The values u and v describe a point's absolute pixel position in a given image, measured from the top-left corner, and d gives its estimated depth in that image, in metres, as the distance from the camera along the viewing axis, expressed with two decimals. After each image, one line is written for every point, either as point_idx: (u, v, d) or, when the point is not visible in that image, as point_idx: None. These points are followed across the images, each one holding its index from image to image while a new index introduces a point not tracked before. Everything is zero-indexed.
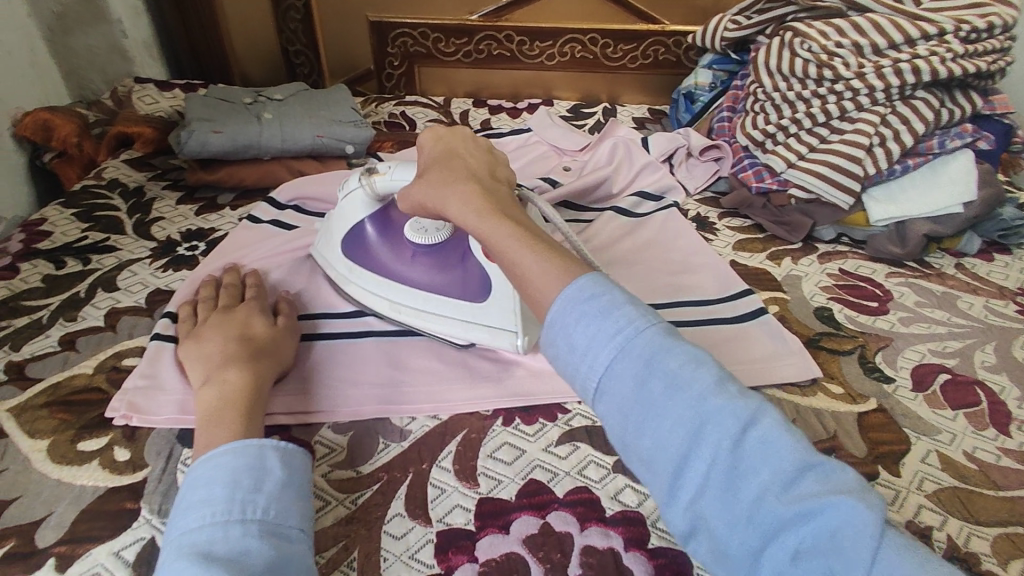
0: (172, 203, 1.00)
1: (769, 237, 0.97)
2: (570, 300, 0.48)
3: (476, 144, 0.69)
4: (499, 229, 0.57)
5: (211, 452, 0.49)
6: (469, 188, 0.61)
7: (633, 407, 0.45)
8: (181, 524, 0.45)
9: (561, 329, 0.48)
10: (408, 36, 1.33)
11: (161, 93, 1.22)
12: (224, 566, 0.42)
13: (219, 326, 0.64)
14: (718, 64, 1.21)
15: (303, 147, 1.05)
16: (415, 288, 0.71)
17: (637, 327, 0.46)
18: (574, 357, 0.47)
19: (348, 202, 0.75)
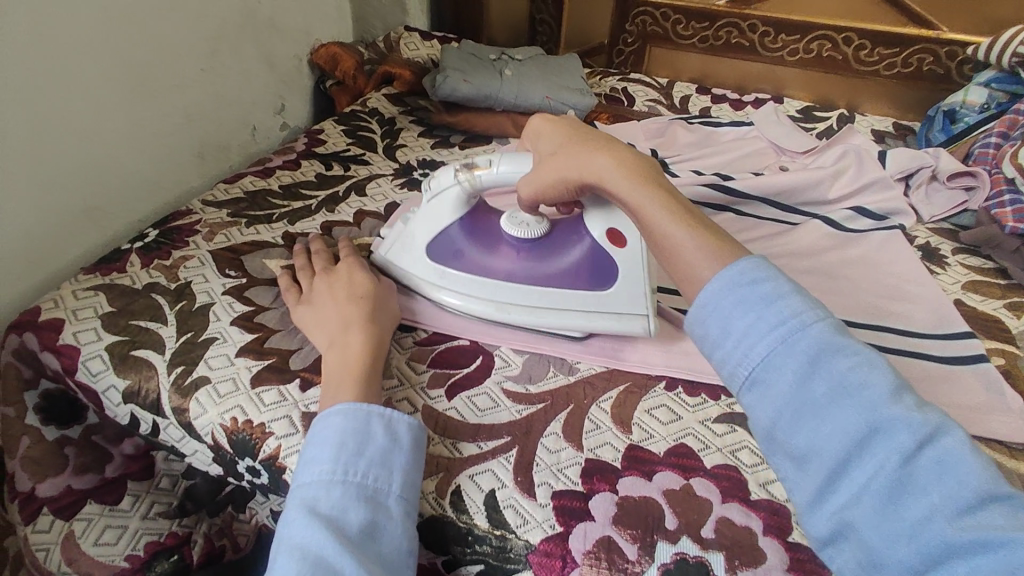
0: (415, 134, 1.16)
1: (1014, 285, 0.84)
2: (728, 284, 0.49)
3: (608, 123, 0.69)
4: (655, 198, 0.57)
5: (324, 414, 0.55)
6: (616, 159, 0.61)
7: (791, 400, 0.45)
8: (297, 478, 0.52)
9: (719, 311, 0.48)
10: (648, 15, 1.36)
11: (423, 42, 1.41)
12: (327, 523, 0.48)
13: (326, 290, 0.69)
14: (998, 83, 1.06)
15: (531, 106, 1.15)
16: (532, 284, 0.70)
17: (803, 320, 0.46)
18: (729, 341, 0.47)
19: (433, 203, 0.73)
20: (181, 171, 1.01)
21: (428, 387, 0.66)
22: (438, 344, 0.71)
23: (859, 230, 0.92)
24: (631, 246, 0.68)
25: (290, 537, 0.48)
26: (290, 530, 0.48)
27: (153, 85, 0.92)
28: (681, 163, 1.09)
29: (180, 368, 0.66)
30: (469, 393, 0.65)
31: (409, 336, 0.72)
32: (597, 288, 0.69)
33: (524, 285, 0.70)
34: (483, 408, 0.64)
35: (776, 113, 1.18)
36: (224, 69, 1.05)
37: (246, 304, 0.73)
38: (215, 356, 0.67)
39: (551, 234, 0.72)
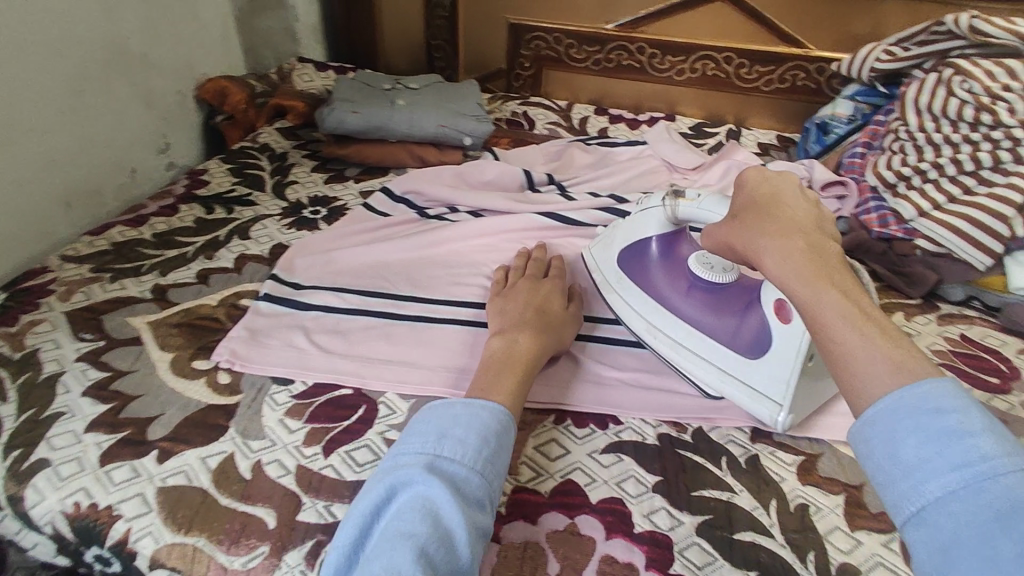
0: (307, 170, 1.12)
1: (885, 287, 0.89)
2: (902, 405, 0.39)
3: (805, 196, 0.55)
4: (830, 298, 0.44)
5: (473, 401, 0.55)
6: (796, 239, 0.49)
7: (960, 551, 0.34)
8: (427, 445, 0.51)
9: (885, 436, 0.39)
10: (541, 39, 1.37)
11: (317, 74, 1.37)
12: (447, 482, 0.49)
13: (527, 289, 0.73)
14: (862, 96, 1.13)
15: (425, 135, 1.12)
16: (684, 320, 0.69)
17: (996, 464, 0.35)
18: (894, 472, 0.38)
19: (639, 217, 0.77)
20: (49, 219, 0.93)
21: (303, 444, 0.61)
22: (318, 397, 0.67)
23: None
24: (794, 328, 0.60)
25: (425, 494, 0.48)
26: (426, 489, 0.48)
27: (4, 135, 0.85)
28: (578, 186, 1.10)
29: (17, 451, 0.59)
30: (347, 448, 0.61)
31: (285, 390, 0.67)
32: (744, 356, 0.64)
33: (680, 318, 0.70)
34: (362, 463, 0.60)
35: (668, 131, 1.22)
36: (90, 111, 0.98)
37: (102, 370, 0.67)
38: (59, 435, 0.60)
39: (732, 288, 0.70)
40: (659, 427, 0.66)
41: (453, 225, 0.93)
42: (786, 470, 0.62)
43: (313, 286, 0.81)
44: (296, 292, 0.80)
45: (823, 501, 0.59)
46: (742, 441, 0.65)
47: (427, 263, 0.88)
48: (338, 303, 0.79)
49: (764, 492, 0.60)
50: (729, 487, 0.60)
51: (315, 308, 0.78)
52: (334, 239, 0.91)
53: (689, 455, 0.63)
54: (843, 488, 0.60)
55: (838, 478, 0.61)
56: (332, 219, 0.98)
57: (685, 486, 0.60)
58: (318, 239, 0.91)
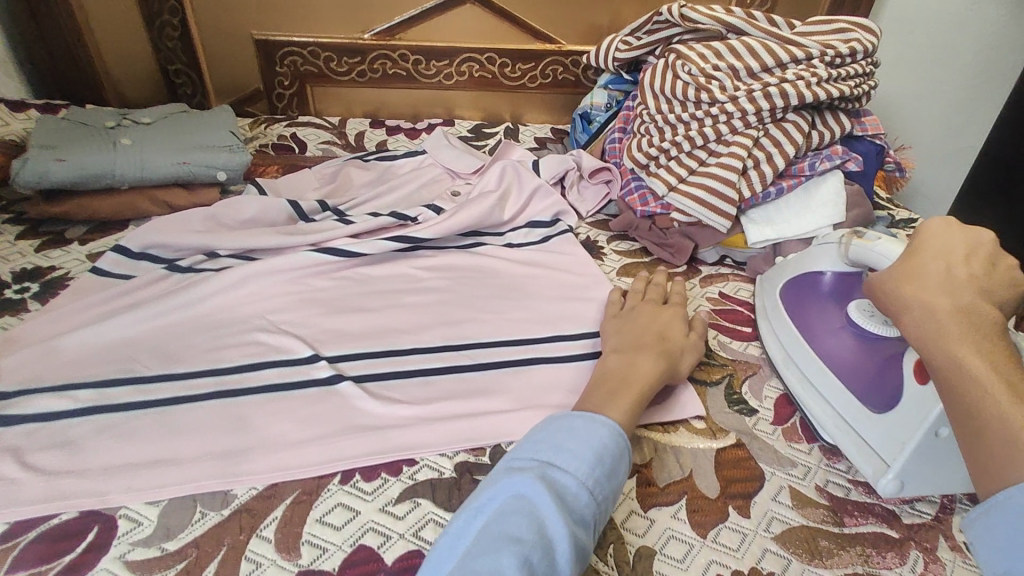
0: (11, 238, 0.90)
1: (655, 260, 0.96)
2: (1011, 503, 0.43)
3: (982, 254, 0.55)
4: (975, 369, 0.48)
5: (598, 419, 0.54)
6: (941, 300, 0.52)
7: None
8: (546, 454, 0.51)
9: (1006, 525, 0.43)
10: (297, 54, 1.26)
11: (13, 115, 1.10)
12: (561, 502, 0.48)
13: (645, 316, 0.72)
14: (613, 84, 1.21)
15: (167, 175, 0.97)
16: (817, 357, 0.68)
17: None
18: (1018, 563, 0.43)
19: (814, 251, 0.76)
20: None
21: None
22: (27, 533, 0.53)
23: (539, 241, 0.97)
24: (928, 389, 0.57)
25: (518, 492, 0.48)
26: (519, 488, 0.48)
27: None
28: (358, 208, 1.04)
29: None
30: None
31: None
32: (868, 407, 0.62)
33: (813, 354, 0.69)
34: None
35: (446, 138, 1.19)
36: None
37: None
38: None
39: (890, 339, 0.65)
40: (456, 456, 0.62)
41: (207, 278, 0.81)
42: None
43: (15, 391, 0.65)
44: None
45: (618, 488, 0.60)
46: None
47: (175, 327, 0.75)
48: (52, 404, 0.63)
49: None
50: None
51: (18, 418, 0.62)
52: (48, 322, 0.74)
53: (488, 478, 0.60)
54: (635, 470, 0.62)
55: (630, 461, 0.63)
56: (47, 294, 0.80)
57: None
58: (26, 329, 0.72)
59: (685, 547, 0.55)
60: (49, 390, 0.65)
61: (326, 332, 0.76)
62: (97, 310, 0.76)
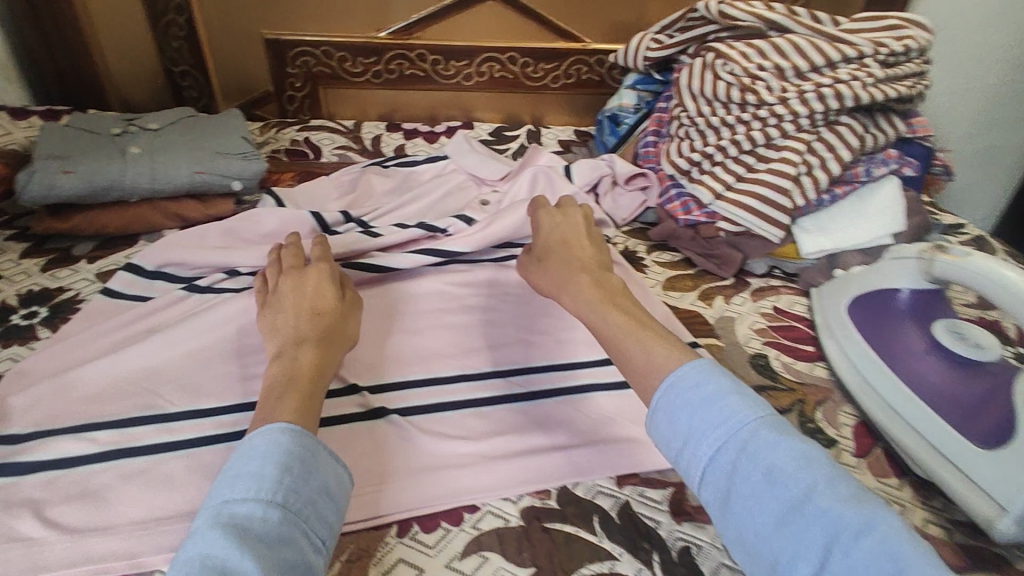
0: (14, 256, 0.83)
1: (700, 272, 0.91)
2: (676, 389, 0.50)
3: (586, 241, 0.73)
4: (614, 321, 0.60)
5: (270, 427, 0.48)
6: (568, 275, 0.69)
7: (733, 494, 0.45)
8: (225, 491, 0.44)
9: (672, 410, 0.49)
10: (309, 54, 1.19)
11: (14, 122, 1.04)
12: (256, 546, 0.41)
13: (555, 245, 0.73)
14: (641, 84, 1.16)
15: (179, 187, 0.90)
16: (904, 383, 0.65)
17: (747, 416, 0.47)
18: (677, 442, 0.49)
19: (889, 266, 0.73)
20: None
21: None
22: None
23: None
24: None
25: (205, 552, 0.40)
26: (207, 545, 0.40)
27: None
28: (382, 218, 0.97)
29: None
30: None
31: None
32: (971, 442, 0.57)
33: (898, 379, 0.65)
34: None
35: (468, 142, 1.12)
36: None
37: None
38: None
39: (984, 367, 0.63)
40: (521, 500, 0.57)
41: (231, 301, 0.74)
42: (658, 512, 0.57)
43: (30, 434, 0.59)
44: (4, 449, 0.57)
45: (701, 536, 0.55)
46: (609, 489, 0.59)
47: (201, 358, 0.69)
48: (73, 449, 0.57)
49: (643, 547, 0.53)
50: (608, 553, 0.53)
51: (38, 467, 0.56)
52: (61, 353, 0.67)
53: (558, 526, 0.55)
54: None
55: None
56: (57, 320, 0.73)
57: (562, 570, 0.51)
58: (39, 361, 0.66)
59: None
60: (69, 433, 0.59)
61: (364, 359, 0.71)
62: (114, 338, 0.70)
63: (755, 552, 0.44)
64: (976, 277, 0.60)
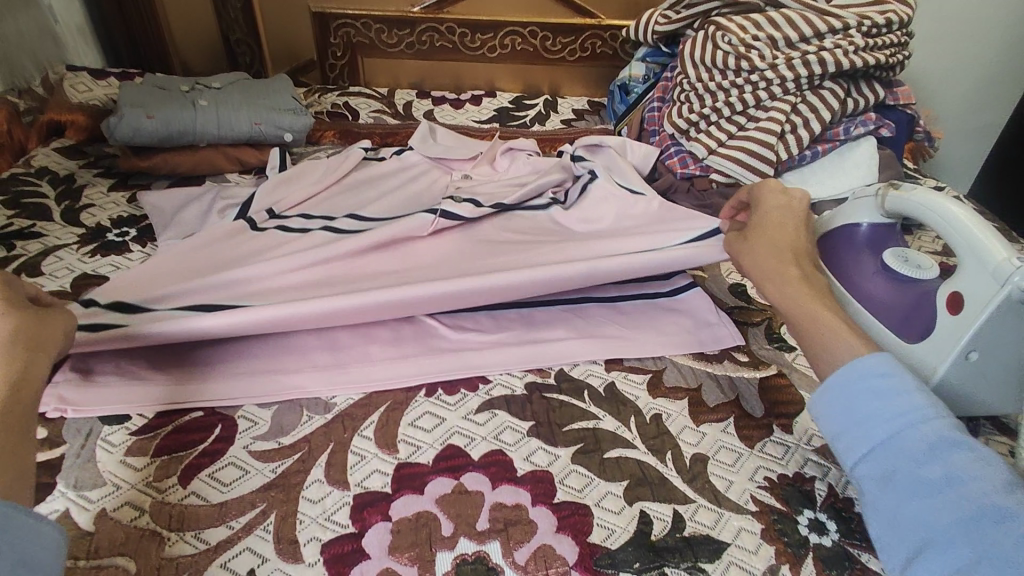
0: (103, 190, 0.98)
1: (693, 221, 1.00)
2: (858, 373, 0.51)
3: (796, 231, 0.65)
4: (817, 319, 0.56)
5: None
6: (784, 278, 0.60)
7: (900, 476, 0.46)
8: None
9: (845, 391, 0.51)
10: (350, 26, 1.32)
11: (95, 81, 1.19)
12: None
13: (769, 236, 0.65)
14: (651, 57, 1.27)
15: (240, 136, 1.05)
16: (854, 300, 0.73)
17: (930, 412, 0.47)
18: (847, 422, 0.51)
19: (852, 205, 0.80)
20: None
21: (155, 480, 0.56)
22: (165, 426, 0.61)
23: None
24: (960, 319, 0.62)
25: None
26: None
27: None
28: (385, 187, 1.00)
29: None
30: (210, 471, 0.58)
31: (121, 429, 0.60)
32: (903, 337, 0.67)
33: (851, 297, 0.74)
34: (228, 482, 0.57)
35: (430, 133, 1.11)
36: None
37: None
38: None
39: (926, 285, 0.70)
40: (525, 377, 0.70)
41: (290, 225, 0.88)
42: (638, 389, 0.69)
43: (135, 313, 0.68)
44: None
45: (672, 407, 0.67)
46: (599, 372, 0.71)
47: None
48: None
49: (624, 412, 0.66)
50: (594, 415, 0.66)
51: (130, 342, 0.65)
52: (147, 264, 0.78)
53: (555, 396, 0.68)
54: (686, 393, 0.69)
55: (681, 386, 0.70)
56: (145, 238, 0.87)
57: (556, 424, 0.64)
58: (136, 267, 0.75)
59: (735, 454, 0.62)
60: None
61: None
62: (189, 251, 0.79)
63: (899, 531, 0.45)
64: (917, 208, 0.69)
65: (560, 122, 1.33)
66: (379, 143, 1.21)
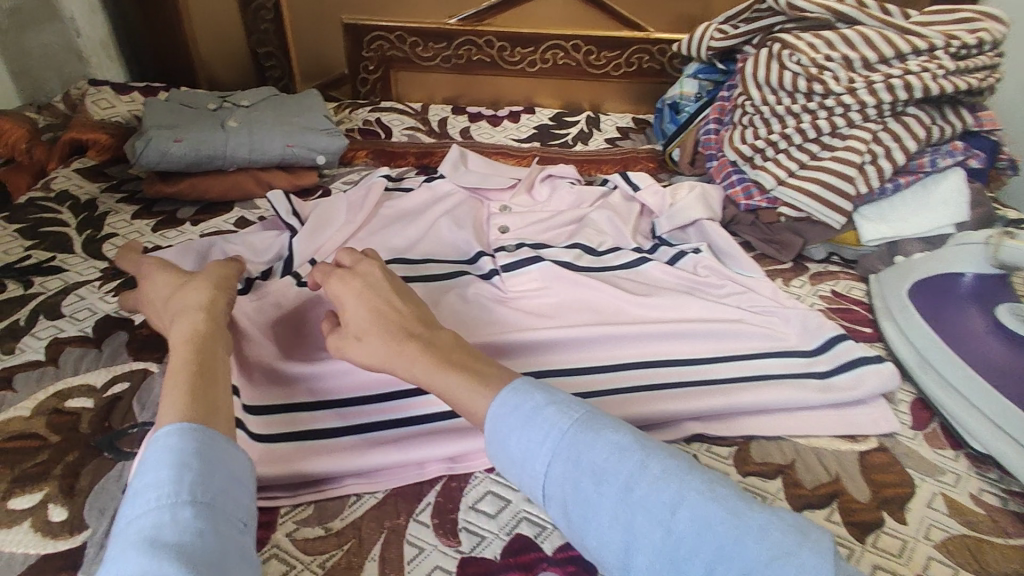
0: (127, 217, 0.92)
1: (759, 256, 0.93)
2: (492, 414, 0.51)
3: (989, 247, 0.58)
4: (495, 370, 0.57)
5: (160, 433, 0.45)
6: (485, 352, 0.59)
7: (572, 497, 0.46)
8: (128, 513, 0.41)
9: (502, 430, 0.50)
10: (384, 39, 1.26)
11: (118, 97, 1.13)
12: (174, 551, 0.38)
13: None
14: (703, 74, 1.19)
15: (272, 159, 0.98)
16: (967, 363, 0.66)
17: (558, 425, 0.48)
18: (511, 462, 0.50)
19: (958, 252, 0.75)
20: None
21: None
22: None
23: (666, 262, 0.89)
24: None
25: (127, 572, 0.37)
26: (126, 567, 0.37)
27: None
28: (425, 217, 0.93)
29: None
30: None
31: None
32: None
33: (960, 360, 0.66)
34: None
35: (463, 159, 1.04)
36: None
37: None
38: None
39: None
40: None
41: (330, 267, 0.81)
42: (723, 465, 0.62)
43: None
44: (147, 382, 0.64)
45: (765, 489, 0.59)
46: (678, 444, 0.64)
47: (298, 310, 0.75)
48: None
49: None
50: None
51: None
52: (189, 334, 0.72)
53: None
54: (778, 470, 0.61)
55: (771, 461, 0.62)
56: None
57: None
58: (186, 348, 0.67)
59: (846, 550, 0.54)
60: None
61: (448, 318, 0.76)
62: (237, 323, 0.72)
63: (602, 550, 0.45)
64: None
65: (605, 141, 1.25)
66: (415, 163, 1.14)
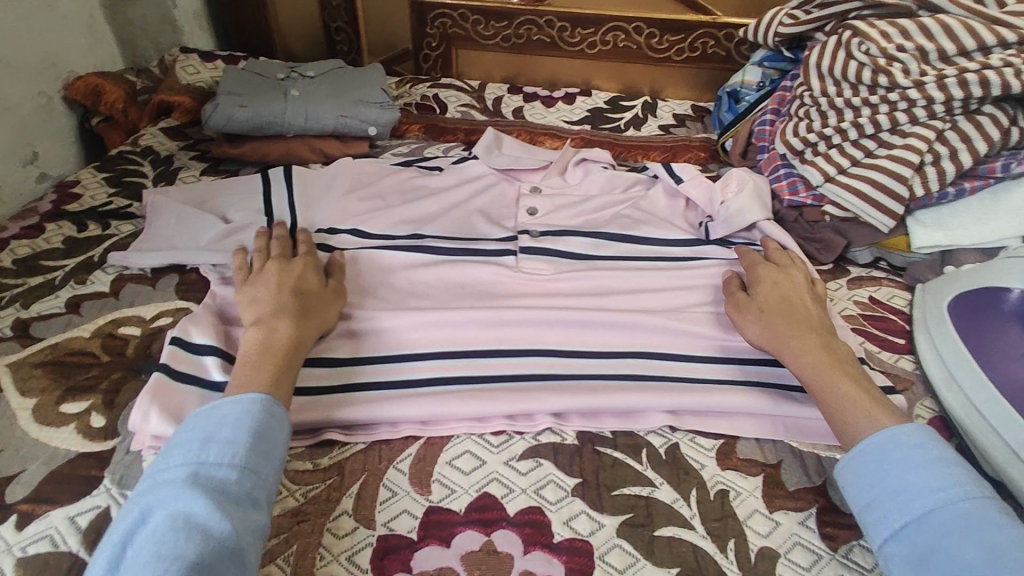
0: (196, 173, 1.02)
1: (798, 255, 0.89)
2: (893, 440, 0.52)
3: None
4: (843, 389, 0.58)
5: (243, 395, 0.53)
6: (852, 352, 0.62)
7: (927, 541, 0.47)
8: (198, 452, 0.49)
9: (882, 462, 0.52)
10: (447, 16, 1.29)
11: (203, 64, 1.23)
12: (223, 503, 0.46)
13: None
14: (769, 61, 1.12)
15: (325, 128, 1.05)
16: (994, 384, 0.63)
17: (961, 483, 0.49)
18: (881, 495, 0.51)
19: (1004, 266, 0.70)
20: None
21: None
22: None
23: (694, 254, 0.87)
24: None
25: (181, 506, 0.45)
26: (183, 501, 0.45)
27: None
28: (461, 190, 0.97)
29: None
30: None
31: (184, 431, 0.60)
32: None
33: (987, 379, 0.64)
34: None
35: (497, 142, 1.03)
36: None
37: None
38: None
39: None
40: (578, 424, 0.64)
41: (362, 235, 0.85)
42: (706, 457, 0.61)
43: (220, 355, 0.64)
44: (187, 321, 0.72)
45: (742, 484, 0.59)
46: (663, 430, 0.64)
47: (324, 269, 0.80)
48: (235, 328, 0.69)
49: (685, 481, 0.59)
50: (649, 481, 0.59)
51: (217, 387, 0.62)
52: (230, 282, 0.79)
53: (608, 452, 0.61)
54: (761, 469, 0.60)
55: (756, 460, 0.61)
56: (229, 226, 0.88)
57: (604, 485, 0.58)
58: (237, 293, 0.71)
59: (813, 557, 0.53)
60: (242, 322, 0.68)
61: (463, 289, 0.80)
62: None
63: None
64: None
65: (658, 127, 1.22)
66: (463, 139, 1.17)
